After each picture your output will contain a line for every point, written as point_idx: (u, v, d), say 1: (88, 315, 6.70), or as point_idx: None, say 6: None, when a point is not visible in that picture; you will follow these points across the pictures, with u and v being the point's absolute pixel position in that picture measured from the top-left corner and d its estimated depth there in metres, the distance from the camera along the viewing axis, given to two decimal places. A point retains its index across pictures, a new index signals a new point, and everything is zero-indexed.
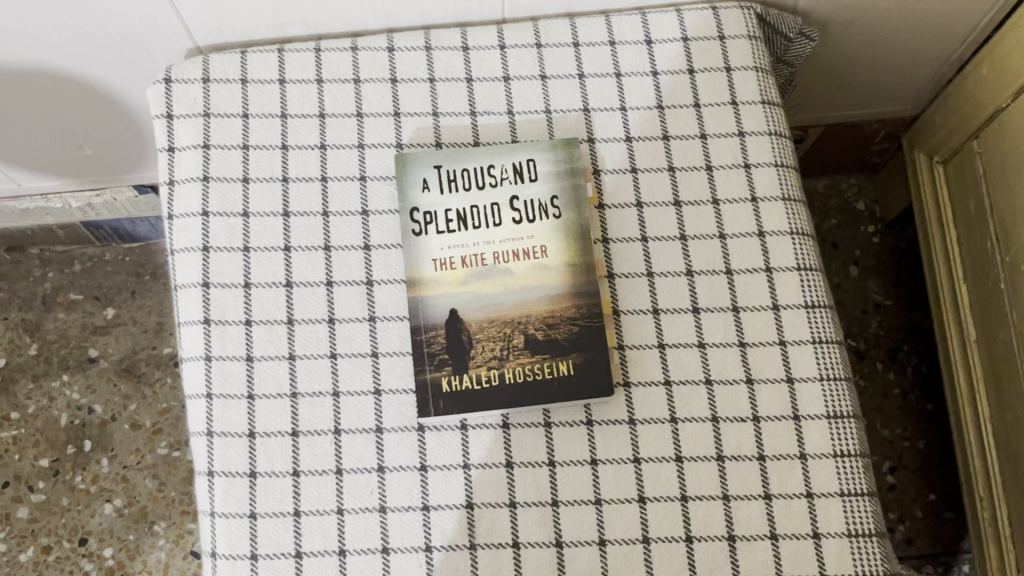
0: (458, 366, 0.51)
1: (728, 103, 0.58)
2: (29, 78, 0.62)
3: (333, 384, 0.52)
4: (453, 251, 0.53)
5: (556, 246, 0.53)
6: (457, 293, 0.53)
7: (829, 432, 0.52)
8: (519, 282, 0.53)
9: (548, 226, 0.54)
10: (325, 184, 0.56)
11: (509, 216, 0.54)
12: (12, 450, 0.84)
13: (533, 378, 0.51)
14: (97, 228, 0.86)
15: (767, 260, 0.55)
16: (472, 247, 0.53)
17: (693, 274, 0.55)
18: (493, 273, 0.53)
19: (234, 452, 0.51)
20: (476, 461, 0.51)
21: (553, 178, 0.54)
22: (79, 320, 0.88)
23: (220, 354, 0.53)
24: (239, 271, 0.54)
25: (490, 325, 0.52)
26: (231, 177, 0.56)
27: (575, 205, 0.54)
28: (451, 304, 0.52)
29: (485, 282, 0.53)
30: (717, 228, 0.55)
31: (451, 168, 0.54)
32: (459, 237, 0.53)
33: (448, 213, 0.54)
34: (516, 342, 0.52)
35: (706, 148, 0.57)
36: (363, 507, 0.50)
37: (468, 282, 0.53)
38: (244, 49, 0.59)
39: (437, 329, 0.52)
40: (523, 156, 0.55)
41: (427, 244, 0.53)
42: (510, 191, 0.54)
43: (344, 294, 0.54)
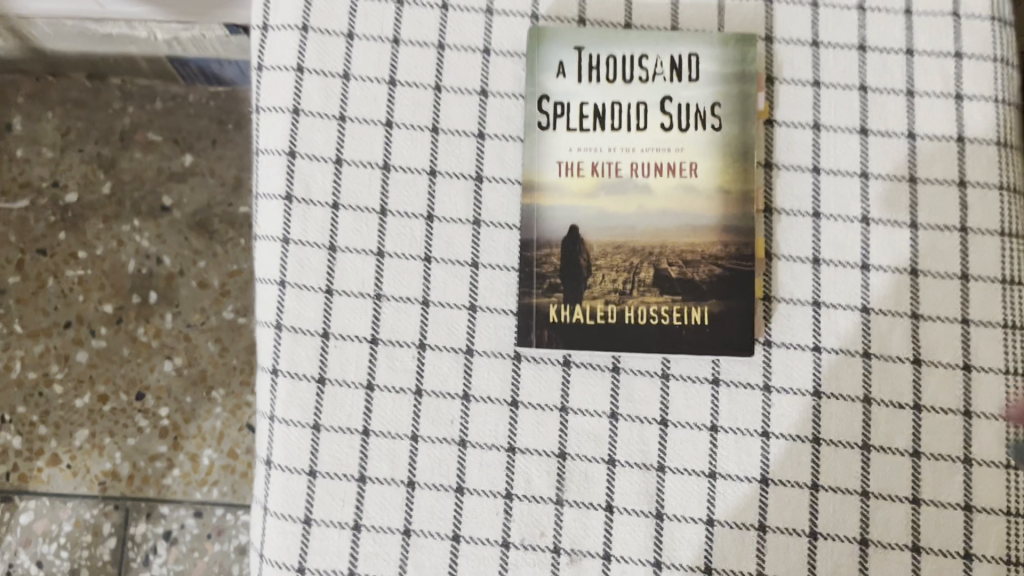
0: (571, 295, 0.43)
1: (949, 14, 0.46)
2: None
3: (422, 291, 0.45)
4: (582, 155, 0.44)
5: (710, 166, 0.44)
6: (581, 206, 0.44)
7: (1004, 438, 0.43)
8: (657, 204, 0.44)
9: (702, 140, 0.44)
10: (442, 52, 0.47)
11: (657, 121, 0.44)
12: (77, 290, 0.80)
13: (657, 323, 0.43)
14: (184, 65, 0.79)
15: (964, 218, 0.45)
16: (607, 153, 0.44)
17: (869, 223, 0.45)
18: (629, 188, 0.44)
19: (303, 352, 0.45)
20: (576, 405, 0.44)
21: (718, 80, 0.44)
22: (155, 162, 0.82)
23: (299, 237, 0.46)
24: (331, 143, 0.46)
25: (614, 250, 0.44)
26: (335, 30, 0.47)
27: (741, 117, 0.44)
28: (572, 219, 0.44)
29: (617, 198, 0.44)
30: (908, 169, 0.45)
31: (596, 52, 0.45)
32: (594, 138, 0.44)
33: (584, 107, 0.44)
34: (643, 276, 0.43)
35: (910, 67, 0.46)
36: (441, 437, 0.44)
37: (596, 195, 0.44)
38: None
39: (552, 247, 0.44)
40: (685, 48, 0.45)
41: (553, 142, 0.44)
42: (662, 90, 0.44)
43: (447, 188, 0.46)
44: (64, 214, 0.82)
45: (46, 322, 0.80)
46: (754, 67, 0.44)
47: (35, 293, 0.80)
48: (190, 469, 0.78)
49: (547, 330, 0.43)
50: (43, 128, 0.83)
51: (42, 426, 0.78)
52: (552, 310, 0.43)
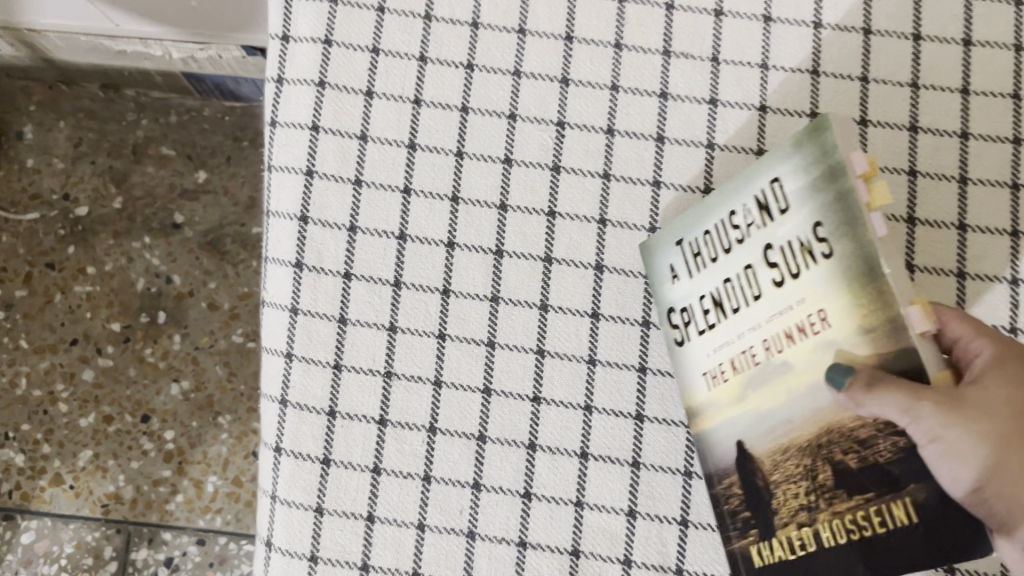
0: (762, 527, 0.36)
1: (1009, 95, 0.44)
2: None
3: (435, 371, 0.43)
4: (715, 360, 0.38)
5: (839, 306, 0.33)
6: (734, 417, 0.37)
7: None
8: (804, 377, 0.34)
9: (823, 287, 0.33)
10: (465, 115, 0.44)
11: (769, 278, 0.35)
12: (84, 307, 0.79)
13: (837, 540, 0.34)
14: (199, 81, 0.76)
15: (1014, 319, 0.42)
16: (738, 343, 0.37)
17: (964, 276, 0.43)
18: (772, 375, 0.36)
19: (308, 432, 0.43)
20: (591, 500, 0.42)
21: (808, 196, 0.34)
22: (168, 178, 0.80)
23: (307, 308, 0.43)
24: (345, 209, 0.44)
25: (778, 463, 0.36)
26: (352, 87, 0.44)
27: (850, 224, 0.32)
28: (723, 449, 0.38)
29: (760, 400, 0.36)
30: (958, 262, 0.43)
31: (693, 236, 0.39)
32: (723, 331, 0.38)
33: (704, 301, 0.39)
34: (823, 477, 0.34)
35: (966, 151, 0.43)
36: (449, 527, 0.42)
37: (747, 397, 0.37)
38: None
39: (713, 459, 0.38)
40: (762, 176, 0.36)
41: (690, 360, 0.40)
42: (761, 239, 0.36)
43: (465, 261, 0.44)
44: (74, 228, 0.80)
45: (53, 339, 0.78)
46: (840, 157, 0.32)
47: (42, 308, 0.79)
48: (193, 496, 0.76)
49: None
50: (55, 139, 0.81)
51: (46, 445, 0.77)
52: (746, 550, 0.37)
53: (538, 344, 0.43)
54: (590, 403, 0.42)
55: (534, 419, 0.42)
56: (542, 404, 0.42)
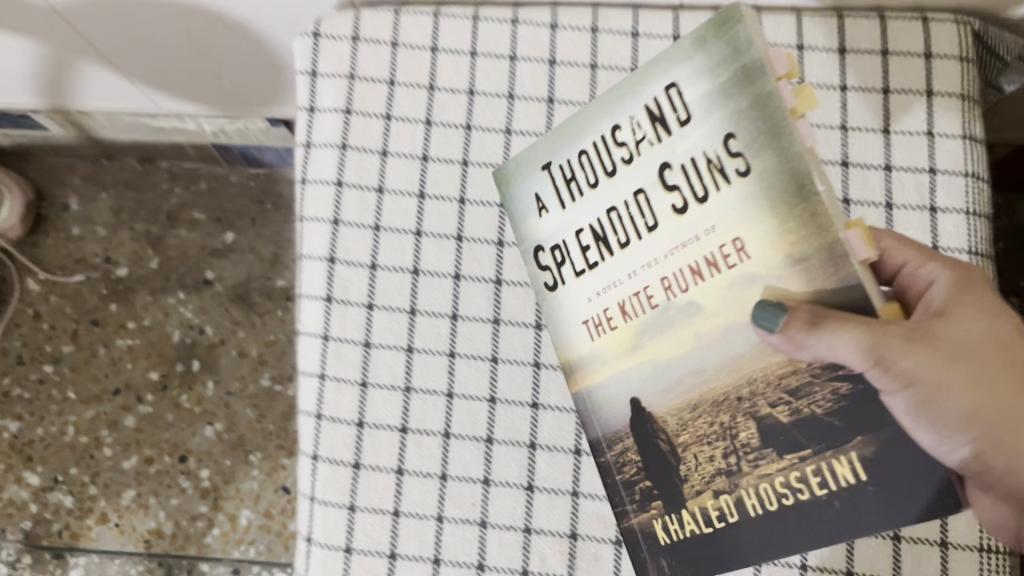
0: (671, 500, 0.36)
1: (923, 133, 0.47)
2: (176, 16, 0.60)
3: (447, 384, 0.50)
4: (600, 300, 0.37)
5: (759, 233, 0.31)
6: (630, 368, 0.36)
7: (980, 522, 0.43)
8: (701, 322, 0.33)
9: (735, 207, 0.31)
10: (465, 169, 0.52)
11: (665, 208, 0.33)
12: (125, 359, 0.86)
13: (765, 508, 0.33)
14: (227, 151, 0.85)
15: None
16: (628, 283, 0.35)
17: (891, 207, 0.47)
18: (672, 323, 0.34)
19: (340, 440, 0.50)
20: (586, 490, 0.49)
21: (714, 110, 0.32)
22: (199, 239, 0.88)
23: (337, 335, 0.51)
24: (367, 250, 0.52)
25: (678, 422, 0.35)
26: (370, 148, 0.53)
27: (773, 138, 0.30)
28: (609, 394, 0.37)
29: (658, 349, 0.35)
30: None
31: (563, 158, 0.38)
32: (608, 271, 0.36)
33: (583, 233, 0.37)
34: (746, 437, 0.33)
35: (888, 182, 0.47)
36: (464, 518, 0.49)
37: (640, 346, 0.36)
38: (399, 7, 0.55)
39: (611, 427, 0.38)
40: (655, 84, 0.34)
41: (567, 298, 0.39)
42: (656, 160, 0.34)
43: (470, 290, 0.51)
44: (116, 287, 0.88)
45: (97, 389, 0.86)
46: (756, 55, 0.31)
47: (87, 361, 0.87)
48: (228, 528, 0.82)
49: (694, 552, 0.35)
50: (97, 208, 0.89)
51: (92, 487, 0.84)
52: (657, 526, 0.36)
53: (535, 357, 0.50)
54: None
55: (533, 422, 0.49)
56: (540, 408, 0.50)
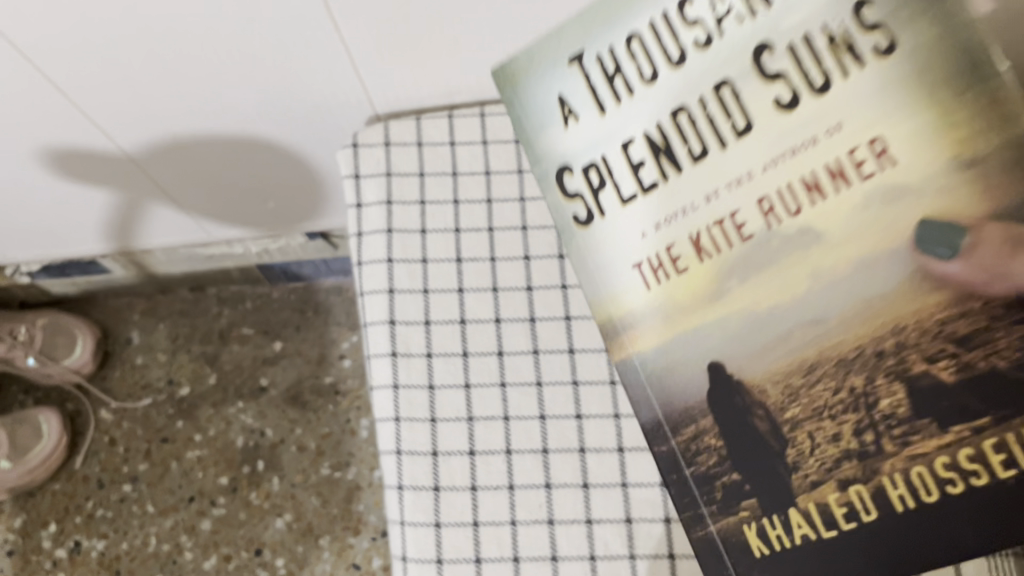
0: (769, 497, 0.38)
1: None
2: (234, 149, 0.72)
3: (503, 410, 0.59)
4: (679, 230, 0.39)
5: (908, 130, 0.33)
6: (715, 317, 0.38)
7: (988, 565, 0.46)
8: (824, 263, 0.36)
9: (863, 96, 0.34)
10: (492, 234, 0.63)
11: (762, 103, 0.36)
12: (196, 468, 0.95)
13: (917, 498, 0.35)
14: (269, 269, 0.96)
15: None
16: (713, 209, 0.38)
17: None
18: (779, 259, 0.37)
19: (419, 469, 0.58)
20: (633, 480, 0.57)
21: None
22: (251, 352, 0.99)
23: (405, 383, 0.60)
24: (420, 310, 0.62)
25: (781, 363, 0.37)
26: (411, 229, 0.64)
27: (917, 10, 0.33)
28: (684, 338, 0.39)
29: (752, 288, 0.37)
30: None
31: (601, 46, 0.39)
32: (681, 200, 0.38)
33: (631, 140, 0.39)
34: (890, 399, 0.36)
35: None
36: (534, 519, 0.57)
37: (730, 288, 0.38)
38: (419, 115, 0.67)
39: (676, 410, 0.40)
40: None
41: (613, 228, 0.40)
42: (749, 45, 0.36)
43: (511, 329, 0.61)
44: (180, 405, 0.97)
45: (173, 499, 0.94)
46: None
47: (162, 475, 0.95)
48: None
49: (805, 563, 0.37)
50: (156, 337, 1.00)
51: None
52: (753, 541, 0.38)
53: (573, 377, 0.60)
54: (617, 411, 0.59)
55: (579, 430, 0.59)
56: (583, 418, 0.59)
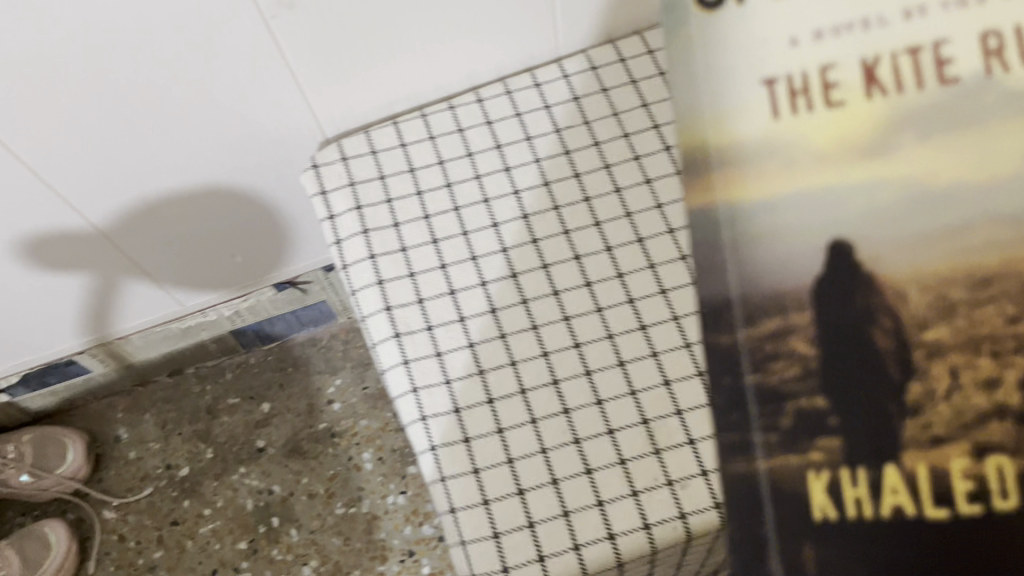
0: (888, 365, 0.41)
1: None
2: (197, 199, 0.77)
3: (509, 357, 0.64)
4: (848, 51, 0.42)
5: None
6: (868, 182, 0.42)
7: None
8: (999, 152, 0.41)
9: None
10: (459, 212, 0.69)
11: None
12: (212, 541, 0.95)
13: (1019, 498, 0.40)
14: (244, 333, 1.00)
15: None
16: (871, 57, 0.42)
17: None
18: (946, 137, 0.41)
19: (447, 426, 0.63)
20: (640, 386, 0.63)
21: None
22: (241, 419, 1.01)
23: (414, 357, 0.65)
24: (411, 292, 0.67)
25: (936, 258, 0.41)
26: (385, 224, 0.69)
27: None
28: (803, 197, 0.43)
29: (920, 144, 0.41)
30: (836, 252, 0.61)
31: None
32: (847, 32, 0.42)
33: None
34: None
35: None
36: (561, 443, 0.61)
37: (888, 155, 0.42)
38: (366, 130, 0.74)
39: (754, 300, 0.43)
40: None
41: (755, 24, 0.43)
42: None
43: (497, 288, 0.67)
44: (183, 486, 0.98)
45: None
46: None
47: (179, 557, 0.95)
48: None
49: (881, 533, 0.40)
50: (145, 428, 1.01)
51: None
52: (819, 503, 0.40)
53: (564, 313, 0.65)
54: (611, 331, 0.64)
55: (581, 357, 0.64)
56: (582, 345, 0.64)
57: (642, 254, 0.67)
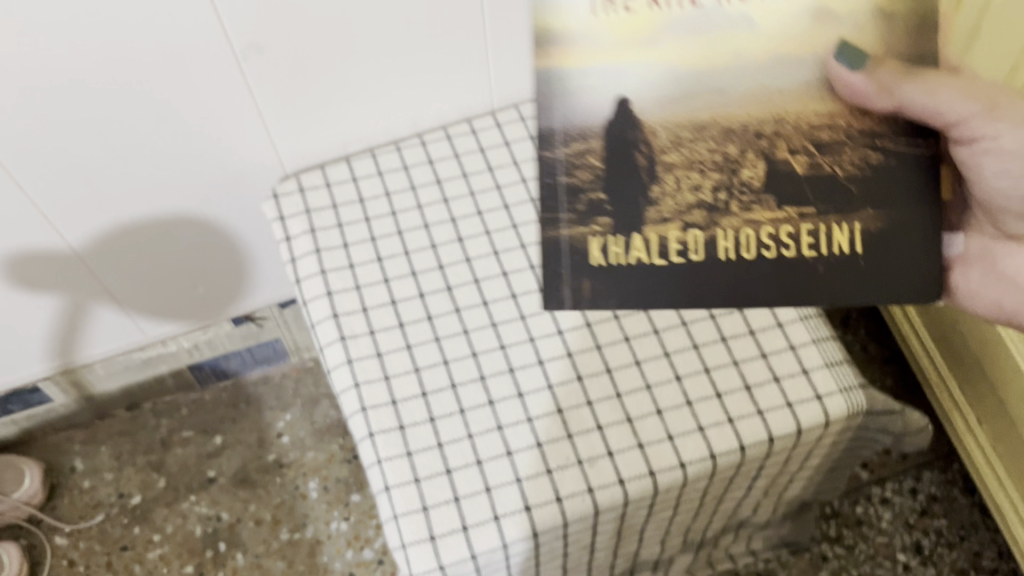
0: (622, 227, 0.51)
1: (786, 343, 0.71)
2: (167, 225, 0.85)
3: (442, 357, 0.72)
4: None
5: None
6: (636, 65, 0.50)
7: (701, 441, 0.68)
8: (751, 47, 0.49)
9: None
10: (402, 235, 0.79)
11: None
12: (160, 565, 0.99)
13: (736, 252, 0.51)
14: (200, 368, 1.06)
15: (773, 372, 0.70)
16: None
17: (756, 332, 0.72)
18: (714, 24, 0.49)
19: (384, 415, 0.70)
20: (556, 381, 0.71)
21: None
22: (195, 451, 1.06)
23: (357, 357, 0.73)
24: (357, 301, 0.75)
25: (681, 114, 0.50)
26: (335, 245, 0.78)
27: None
28: (608, 67, 0.51)
29: (678, 40, 0.50)
30: (729, 356, 0.71)
31: None
32: None
33: None
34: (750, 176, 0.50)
35: (757, 337, 0.72)
36: (485, 429, 0.69)
37: (660, 40, 0.50)
38: (322, 166, 0.84)
39: (574, 129, 0.51)
40: None
41: None
42: None
43: (435, 299, 0.75)
44: (134, 513, 1.02)
45: None
46: None
47: None
48: None
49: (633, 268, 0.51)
50: (101, 459, 1.06)
51: None
52: (597, 255, 0.52)
53: (491, 321, 0.74)
54: (532, 335, 0.73)
55: (506, 357, 0.72)
56: (507, 347, 0.72)
57: None
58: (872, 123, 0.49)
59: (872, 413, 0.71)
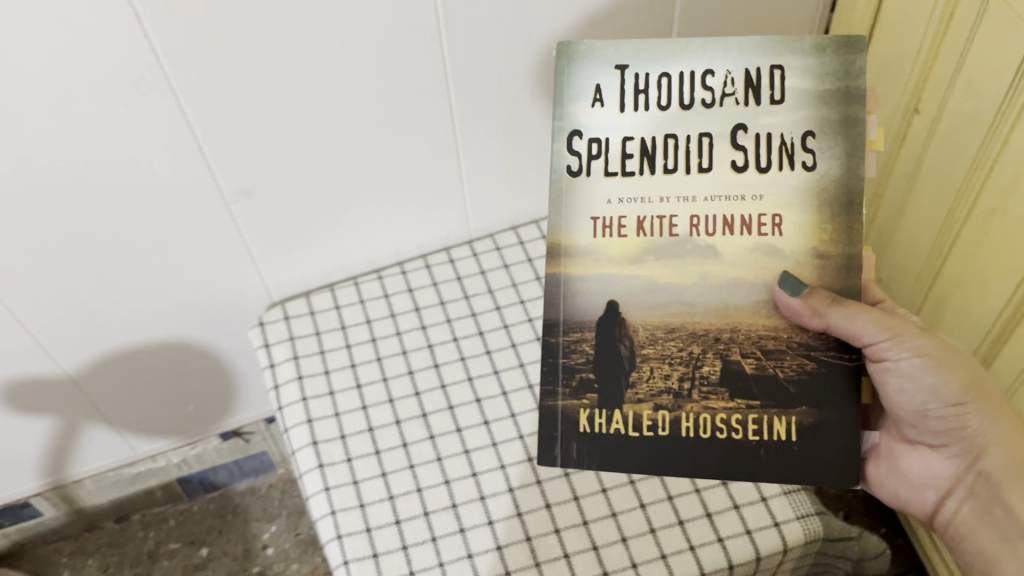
0: (610, 403, 0.56)
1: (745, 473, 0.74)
2: (158, 351, 0.89)
3: (416, 484, 0.75)
4: (630, 210, 0.55)
5: (798, 219, 0.54)
6: (617, 277, 0.55)
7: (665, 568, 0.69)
8: (714, 270, 0.55)
9: (795, 188, 0.53)
10: (380, 361, 0.83)
11: (701, 98, 0.54)
12: None
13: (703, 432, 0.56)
14: (188, 481, 1.09)
15: (733, 500, 0.73)
16: (657, 203, 0.55)
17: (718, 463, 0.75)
18: (687, 250, 0.55)
19: (359, 543, 0.72)
20: (526, 509, 0.73)
21: (803, 105, 0.53)
22: (181, 562, 1.08)
23: (334, 484, 0.75)
24: (336, 428, 0.78)
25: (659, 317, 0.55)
26: (317, 372, 0.82)
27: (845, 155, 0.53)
28: (604, 279, 0.55)
29: (662, 265, 0.55)
30: (692, 484, 0.74)
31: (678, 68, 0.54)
32: (639, 186, 0.55)
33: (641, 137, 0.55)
34: (709, 370, 0.56)
35: None
36: (456, 558, 0.70)
37: (646, 260, 0.55)
38: (307, 295, 0.89)
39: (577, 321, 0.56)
40: (765, 59, 0.54)
41: (588, 187, 0.55)
42: (735, 117, 0.54)
43: (410, 425, 0.78)
44: None
45: None
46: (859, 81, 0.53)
47: None
48: None
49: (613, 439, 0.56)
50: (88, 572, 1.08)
51: None
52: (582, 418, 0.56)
53: (464, 448, 0.77)
54: (502, 462, 0.76)
55: (477, 484, 0.75)
56: (479, 474, 0.75)
57: (531, 397, 0.80)
58: (811, 337, 0.55)
59: (829, 539, 0.73)
